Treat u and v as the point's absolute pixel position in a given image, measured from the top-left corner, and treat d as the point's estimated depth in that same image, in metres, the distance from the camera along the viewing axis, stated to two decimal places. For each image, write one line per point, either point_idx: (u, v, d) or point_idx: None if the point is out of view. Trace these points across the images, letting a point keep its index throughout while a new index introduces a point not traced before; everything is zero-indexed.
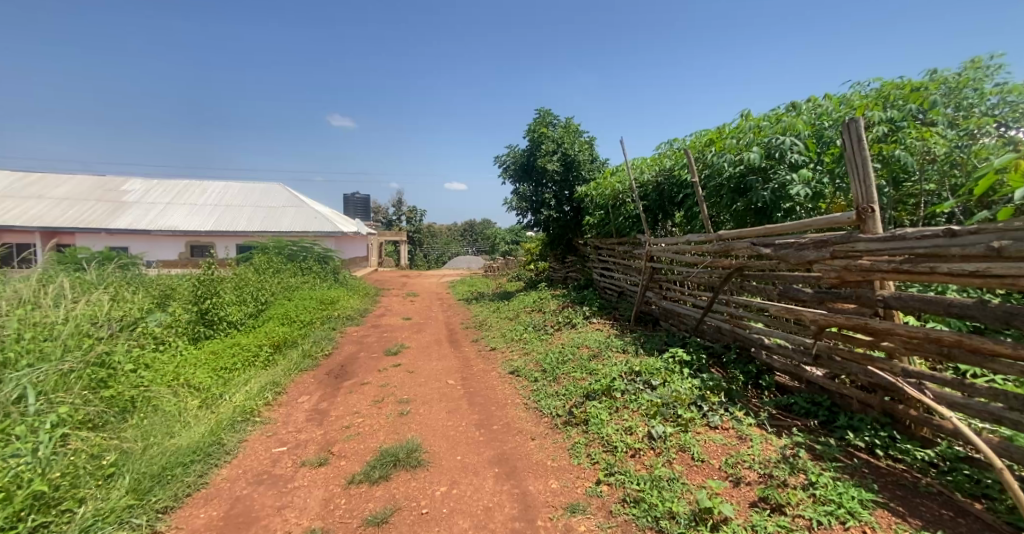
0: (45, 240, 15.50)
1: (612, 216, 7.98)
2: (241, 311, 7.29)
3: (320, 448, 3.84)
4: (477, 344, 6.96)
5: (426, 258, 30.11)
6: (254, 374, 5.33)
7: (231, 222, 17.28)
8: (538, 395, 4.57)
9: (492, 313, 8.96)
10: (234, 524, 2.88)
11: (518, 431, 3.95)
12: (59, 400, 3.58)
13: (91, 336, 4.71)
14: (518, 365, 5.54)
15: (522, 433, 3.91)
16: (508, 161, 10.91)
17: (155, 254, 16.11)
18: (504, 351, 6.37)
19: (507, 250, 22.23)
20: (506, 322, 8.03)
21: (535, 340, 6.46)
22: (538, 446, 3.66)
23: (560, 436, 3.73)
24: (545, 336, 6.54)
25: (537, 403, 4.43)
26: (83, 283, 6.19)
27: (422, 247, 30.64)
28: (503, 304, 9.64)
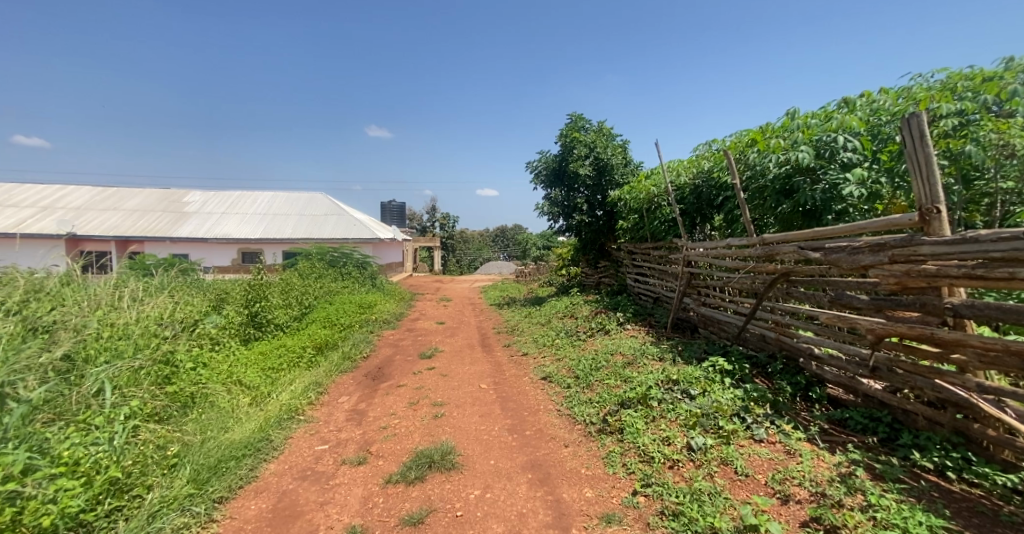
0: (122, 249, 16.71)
1: (646, 220, 7.81)
2: (287, 314, 7.59)
3: (359, 447, 3.91)
4: (509, 349, 6.94)
5: (458, 264, 30.54)
6: (298, 374, 5.51)
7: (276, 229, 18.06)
8: (572, 402, 4.50)
9: (524, 318, 8.93)
10: (281, 518, 2.96)
11: (552, 438, 3.89)
12: (131, 394, 3.81)
13: (158, 335, 5.02)
14: (550, 371, 5.49)
15: (555, 440, 3.85)
16: (540, 166, 10.89)
17: (211, 260, 16.87)
18: (536, 357, 6.31)
19: (539, 255, 22.19)
20: (539, 327, 7.98)
21: (568, 346, 6.37)
22: (571, 453, 3.60)
23: (594, 445, 3.65)
24: (579, 342, 6.44)
25: (570, 409, 4.37)
26: (150, 286, 6.61)
27: (455, 254, 31.02)
28: (535, 309, 9.60)
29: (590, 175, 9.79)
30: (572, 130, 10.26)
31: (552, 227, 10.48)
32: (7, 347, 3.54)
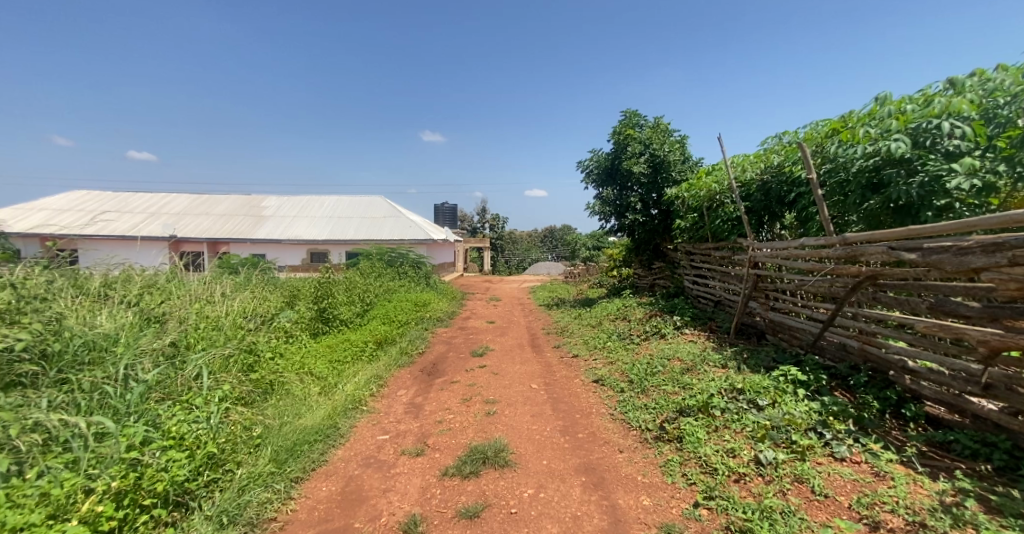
0: (214, 251, 18.29)
1: (707, 219, 7.44)
2: (351, 310, 7.93)
3: (417, 439, 3.98)
4: (559, 350, 6.85)
5: (507, 265, 30.74)
6: (360, 367, 5.71)
7: (338, 231, 19.00)
8: (626, 407, 4.34)
9: (575, 320, 8.77)
10: (348, 501, 3.07)
11: (606, 442, 3.77)
12: (223, 379, 4.13)
13: (242, 328, 5.42)
14: (602, 374, 5.35)
15: (609, 444, 3.72)
16: (592, 165, 10.68)
17: (284, 260, 18.11)
18: (588, 359, 6.17)
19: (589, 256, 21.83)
20: (590, 329, 7.80)
21: (622, 349, 6.17)
22: (626, 459, 3.46)
23: (651, 452, 3.48)
24: (633, 345, 6.23)
25: (625, 414, 4.21)
26: (233, 282, 7.15)
27: (503, 255, 31.24)
28: (586, 311, 9.41)
29: (646, 173, 9.45)
30: (627, 127, 9.97)
31: (604, 227, 10.25)
32: (127, 333, 3.97)
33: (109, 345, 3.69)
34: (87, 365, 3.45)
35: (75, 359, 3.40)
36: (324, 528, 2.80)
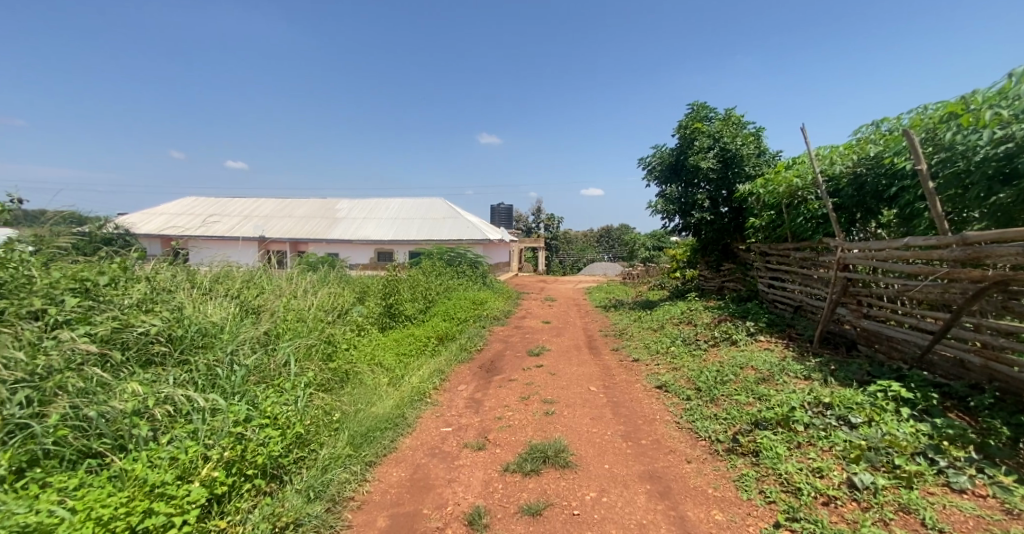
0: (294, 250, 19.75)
1: (785, 217, 6.89)
2: (415, 306, 8.19)
3: (478, 433, 4.00)
4: (618, 354, 6.62)
5: (562, 266, 30.51)
6: (423, 361, 5.86)
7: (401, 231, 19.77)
8: (693, 416, 4.09)
9: (635, 323, 8.43)
10: (417, 488, 3.13)
11: (671, 451, 3.56)
12: (307, 367, 4.42)
13: (320, 320, 5.76)
14: (666, 380, 5.08)
15: (675, 454, 3.51)
16: (654, 162, 10.25)
17: (354, 259, 19.18)
18: (650, 364, 5.90)
19: (649, 256, 21.09)
20: (652, 332, 7.48)
21: (686, 355, 5.84)
22: (694, 470, 3.24)
23: (722, 464, 3.23)
24: (699, 351, 5.87)
25: (692, 423, 3.96)
26: (311, 278, 7.64)
27: (558, 255, 31.02)
28: (646, 314, 9.02)
29: (715, 169, 8.89)
30: (694, 121, 9.47)
31: (667, 226, 9.79)
32: (232, 322, 4.36)
33: (218, 332, 4.04)
34: (201, 348, 3.78)
35: (193, 342, 3.74)
36: (395, 512, 2.87)
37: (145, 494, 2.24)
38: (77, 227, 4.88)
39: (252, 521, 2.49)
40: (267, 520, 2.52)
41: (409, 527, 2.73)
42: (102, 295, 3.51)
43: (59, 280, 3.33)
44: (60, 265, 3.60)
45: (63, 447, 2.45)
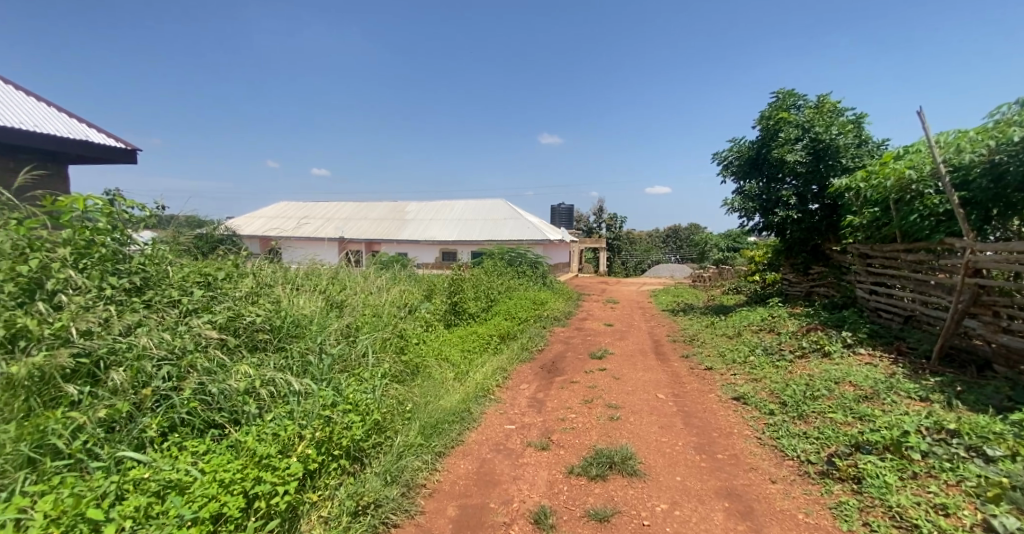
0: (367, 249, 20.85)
1: (893, 214, 6.08)
2: (478, 305, 8.26)
3: (541, 433, 3.89)
4: (688, 361, 6.19)
5: (625, 267, 29.64)
6: (486, 358, 5.86)
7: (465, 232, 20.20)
8: (777, 432, 3.68)
9: (707, 329, 7.87)
10: (484, 481, 3.10)
11: (752, 468, 3.21)
12: (382, 359, 4.55)
13: (392, 315, 5.95)
14: (744, 391, 4.65)
15: (757, 471, 3.16)
16: (731, 157, 9.54)
17: (420, 258, 19.89)
18: (725, 373, 5.45)
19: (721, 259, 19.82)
20: (727, 340, 6.92)
21: (768, 366, 5.31)
22: (780, 491, 2.90)
23: (814, 488, 2.86)
24: (782, 362, 5.32)
25: (776, 440, 3.56)
26: (382, 275, 7.94)
27: (620, 255, 30.06)
28: (719, 319, 8.40)
29: (804, 161, 8.07)
30: (779, 110, 8.68)
31: (745, 225, 9.10)
32: (321, 316, 4.61)
33: (309, 323, 4.27)
34: (296, 337, 4.02)
35: (288, 331, 3.99)
36: (464, 503, 2.86)
37: (255, 464, 2.40)
38: (196, 228, 5.45)
39: (339, 497, 2.63)
40: (351, 498, 2.64)
41: (478, 519, 2.70)
42: (219, 286, 3.84)
43: (189, 275, 3.67)
44: (189, 262, 3.99)
45: (194, 417, 2.70)
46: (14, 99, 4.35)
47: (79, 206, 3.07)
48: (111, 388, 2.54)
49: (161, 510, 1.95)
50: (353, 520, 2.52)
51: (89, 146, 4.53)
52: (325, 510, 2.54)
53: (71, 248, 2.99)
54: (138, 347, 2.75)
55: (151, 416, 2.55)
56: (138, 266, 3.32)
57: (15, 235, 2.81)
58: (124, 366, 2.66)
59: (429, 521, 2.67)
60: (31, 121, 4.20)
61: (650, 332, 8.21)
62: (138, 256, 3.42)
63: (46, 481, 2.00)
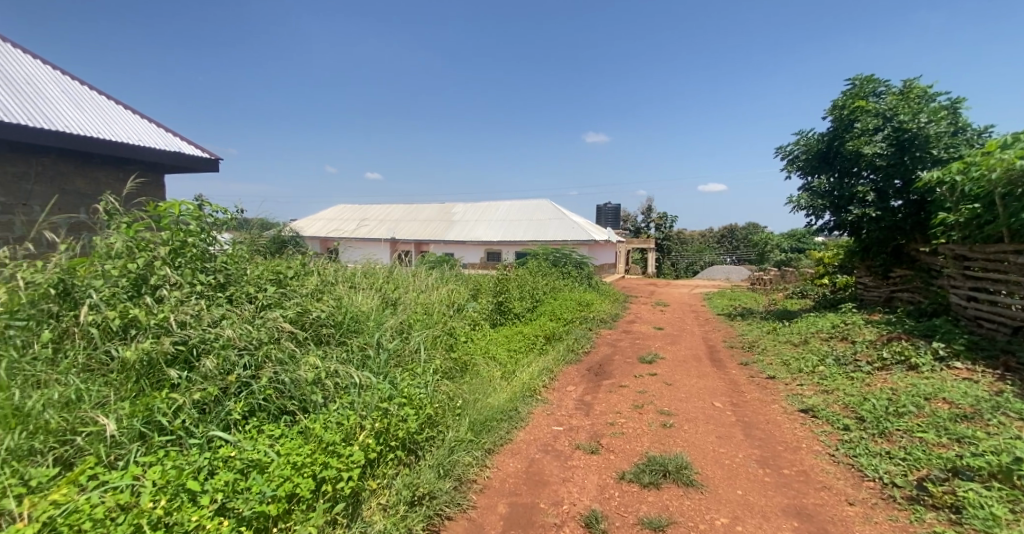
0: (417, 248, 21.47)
1: (999, 210, 5.38)
2: (523, 305, 8.24)
3: (590, 436, 3.81)
4: (747, 368, 5.83)
5: (676, 269, 28.45)
6: (532, 358, 5.82)
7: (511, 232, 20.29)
8: (853, 449, 3.37)
9: (769, 335, 7.36)
10: (533, 481, 3.08)
11: (825, 488, 2.96)
12: (433, 355, 4.65)
13: (440, 312, 6.07)
14: (814, 403, 4.30)
15: (831, 491, 2.91)
16: (797, 151, 8.88)
17: (466, 258, 20.22)
18: (790, 383, 5.06)
19: (783, 259, 18.57)
20: (792, 348, 6.43)
21: (841, 377, 4.87)
22: (859, 514, 2.65)
23: (902, 515, 2.58)
24: (859, 374, 4.86)
25: (853, 458, 3.25)
26: (430, 274, 8.12)
27: (671, 255, 28.74)
28: (783, 325, 7.84)
29: (885, 153, 7.34)
30: (856, 98, 7.96)
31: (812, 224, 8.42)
32: (377, 312, 4.78)
33: (366, 319, 4.44)
34: (355, 332, 4.19)
35: (349, 327, 4.16)
36: (514, 501, 2.86)
37: (322, 450, 2.52)
38: (266, 228, 5.84)
39: (396, 486, 2.71)
40: (408, 488, 2.71)
41: (528, 519, 2.68)
42: (289, 283, 4.08)
43: (264, 273, 3.94)
44: (264, 261, 4.27)
45: (270, 403, 2.89)
46: (121, 116, 4.85)
47: (175, 210, 3.42)
48: (202, 374, 2.78)
49: (245, 485, 2.10)
50: (410, 510, 2.59)
51: (180, 157, 4.98)
52: (384, 498, 2.63)
53: (169, 247, 3.29)
54: (224, 338, 2.98)
55: (234, 401, 2.75)
56: (222, 264, 3.60)
57: (126, 237, 3.17)
58: (212, 354, 2.90)
59: (480, 516, 2.69)
60: (135, 136, 4.68)
61: (704, 337, 7.81)
62: (222, 255, 3.70)
63: (152, 454, 2.23)
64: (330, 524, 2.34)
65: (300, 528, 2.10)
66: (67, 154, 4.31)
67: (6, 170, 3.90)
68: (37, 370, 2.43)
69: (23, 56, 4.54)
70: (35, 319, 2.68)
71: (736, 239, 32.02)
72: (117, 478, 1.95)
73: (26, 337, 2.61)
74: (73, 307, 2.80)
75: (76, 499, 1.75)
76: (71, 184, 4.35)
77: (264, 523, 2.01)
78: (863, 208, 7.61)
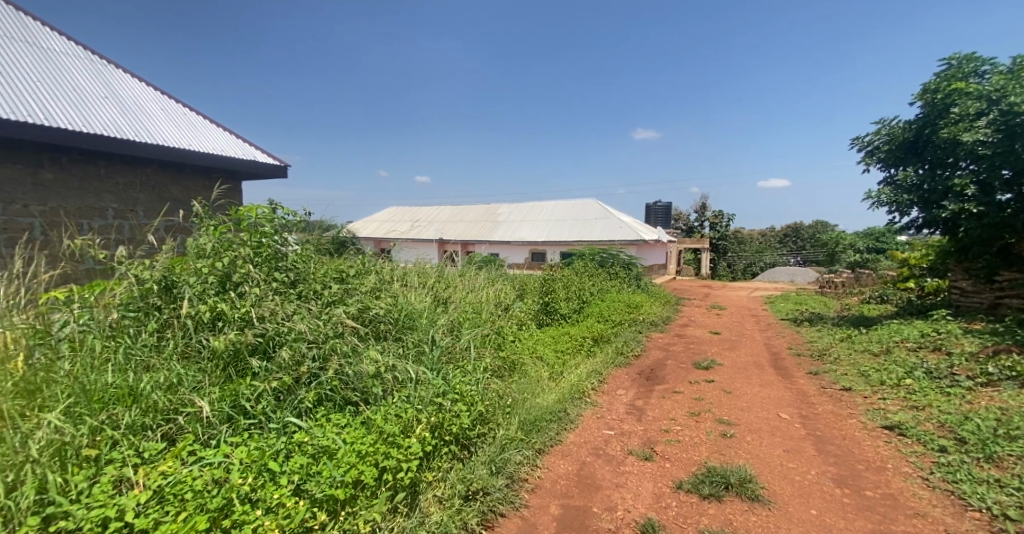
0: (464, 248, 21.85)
1: None
2: (570, 305, 8.16)
3: (643, 442, 3.72)
4: (817, 378, 5.43)
5: (734, 270, 26.96)
6: (580, 359, 5.75)
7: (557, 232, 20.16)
8: (949, 474, 3.04)
9: (844, 343, 6.78)
10: (585, 484, 3.06)
11: (917, 515, 2.70)
12: (482, 353, 4.73)
13: (489, 312, 6.14)
14: (900, 420, 3.93)
15: (923, 519, 2.65)
16: (878, 140, 8.12)
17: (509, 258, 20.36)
18: (870, 396, 4.65)
19: (855, 259, 17.12)
20: (870, 358, 5.89)
21: (934, 393, 4.41)
22: None
23: None
24: (955, 390, 4.38)
25: (951, 484, 2.94)
26: (477, 274, 8.24)
27: (728, 255, 27.15)
28: (859, 332, 7.21)
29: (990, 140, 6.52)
30: (952, 80, 7.14)
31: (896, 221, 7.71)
32: (430, 310, 4.93)
33: (420, 317, 4.60)
34: (410, 329, 4.35)
35: (404, 324, 4.33)
36: (566, 503, 2.85)
37: (383, 440, 2.65)
38: (327, 230, 6.20)
39: (450, 480, 2.79)
40: (462, 482, 2.79)
41: (582, 522, 2.66)
42: (351, 281, 4.31)
43: (329, 271, 4.19)
44: (328, 260, 4.53)
45: (335, 394, 3.08)
46: (209, 129, 5.35)
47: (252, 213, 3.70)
48: (278, 364, 3.02)
49: (318, 470, 2.25)
50: (464, 504, 2.66)
51: (257, 165, 5.41)
52: (439, 490, 2.71)
53: (248, 247, 3.58)
54: (296, 331, 3.20)
55: (305, 390, 2.96)
56: (293, 263, 3.86)
57: (213, 239, 3.49)
58: (285, 346, 3.13)
59: (534, 516, 2.72)
60: (219, 147, 5.15)
61: (767, 343, 7.34)
62: (293, 254, 3.97)
63: (239, 435, 2.46)
64: (391, 512, 2.46)
65: (364, 513, 2.22)
66: (165, 165, 4.81)
67: (117, 180, 4.44)
68: (144, 356, 2.74)
69: (131, 79, 5.13)
70: (143, 310, 3.03)
71: (801, 238, 29.97)
72: (212, 455, 2.16)
73: (137, 326, 2.96)
74: (172, 301, 3.13)
75: (179, 472, 1.97)
76: (167, 191, 4.86)
77: (333, 507, 2.15)
78: (960, 202, 6.82)
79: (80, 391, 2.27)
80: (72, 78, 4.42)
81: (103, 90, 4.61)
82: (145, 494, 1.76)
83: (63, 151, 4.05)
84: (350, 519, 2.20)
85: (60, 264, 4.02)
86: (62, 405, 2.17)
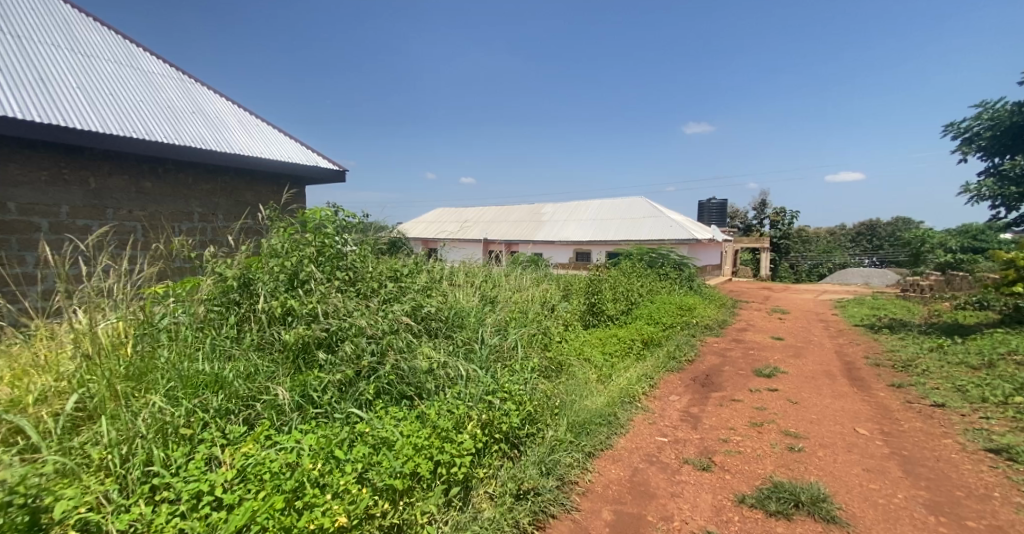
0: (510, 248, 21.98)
1: None
2: (618, 307, 7.98)
3: (700, 451, 3.58)
4: (899, 391, 4.97)
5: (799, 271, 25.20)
6: (630, 363, 5.61)
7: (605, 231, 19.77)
8: None
9: (933, 354, 6.14)
10: (639, 492, 2.99)
11: None
12: (529, 353, 4.74)
13: (535, 312, 6.13)
14: (1014, 443, 3.50)
15: None
16: (976, 126, 7.29)
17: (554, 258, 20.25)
18: (969, 415, 4.19)
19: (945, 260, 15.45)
20: (966, 372, 5.30)
21: None
22: None
23: None
24: None
25: None
26: (523, 274, 8.25)
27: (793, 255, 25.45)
28: (949, 342, 6.52)
29: None
30: None
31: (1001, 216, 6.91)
32: (478, 310, 5.01)
33: (469, 316, 4.69)
34: (460, 327, 4.45)
35: (454, 323, 4.43)
36: (619, 509, 2.81)
37: (437, 435, 2.73)
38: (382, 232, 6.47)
39: (501, 478, 2.83)
40: (512, 481, 2.82)
41: (636, 530, 2.61)
42: (404, 280, 4.46)
43: (384, 271, 4.36)
44: (383, 260, 4.73)
45: (392, 388, 3.22)
46: (278, 137, 5.75)
47: (317, 215, 3.97)
48: (341, 357, 3.20)
49: (378, 459, 2.37)
50: (515, 502, 2.69)
51: (320, 170, 5.75)
52: (491, 487, 2.75)
53: (313, 247, 3.82)
54: (356, 327, 3.38)
55: (365, 383, 3.11)
56: (354, 262, 4.06)
57: (284, 239, 3.76)
58: (347, 340, 3.31)
59: (586, 520, 2.70)
60: (287, 154, 5.53)
61: (838, 351, 6.81)
62: (352, 253, 4.18)
63: (308, 423, 2.64)
64: (446, 505, 2.53)
65: (421, 504, 2.31)
66: (241, 172, 5.23)
67: (203, 187, 4.89)
68: (227, 346, 3.00)
69: (213, 94, 5.63)
70: (225, 305, 3.32)
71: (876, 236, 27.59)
72: (286, 440, 2.33)
73: (221, 319, 3.25)
74: (250, 297, 3.41)
75: (259, 454, 2.14)
76: (244, 196, 5.28)
77: (393, 496, 2.25)
78: None
79: (177, 376, 2.53)
80: (166, 95, 4.92)
81: (191, 105, 5.10)
82: (232, 472, 1.94)
83: (159, 162, 4.52)
84: (408, 509, 2.29)
85: (156, 263, 4.52)
86: (164, 388, 2.43)
